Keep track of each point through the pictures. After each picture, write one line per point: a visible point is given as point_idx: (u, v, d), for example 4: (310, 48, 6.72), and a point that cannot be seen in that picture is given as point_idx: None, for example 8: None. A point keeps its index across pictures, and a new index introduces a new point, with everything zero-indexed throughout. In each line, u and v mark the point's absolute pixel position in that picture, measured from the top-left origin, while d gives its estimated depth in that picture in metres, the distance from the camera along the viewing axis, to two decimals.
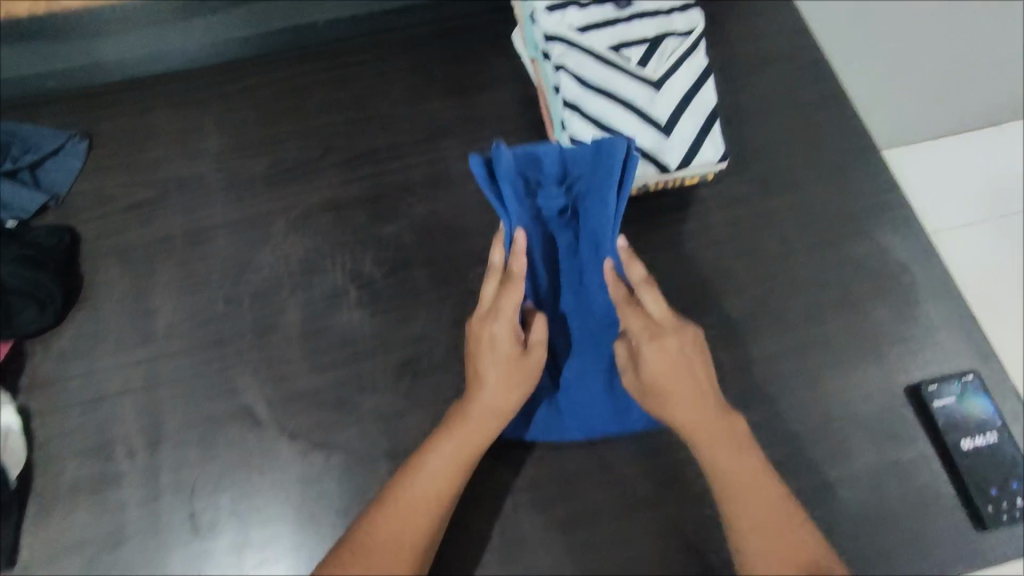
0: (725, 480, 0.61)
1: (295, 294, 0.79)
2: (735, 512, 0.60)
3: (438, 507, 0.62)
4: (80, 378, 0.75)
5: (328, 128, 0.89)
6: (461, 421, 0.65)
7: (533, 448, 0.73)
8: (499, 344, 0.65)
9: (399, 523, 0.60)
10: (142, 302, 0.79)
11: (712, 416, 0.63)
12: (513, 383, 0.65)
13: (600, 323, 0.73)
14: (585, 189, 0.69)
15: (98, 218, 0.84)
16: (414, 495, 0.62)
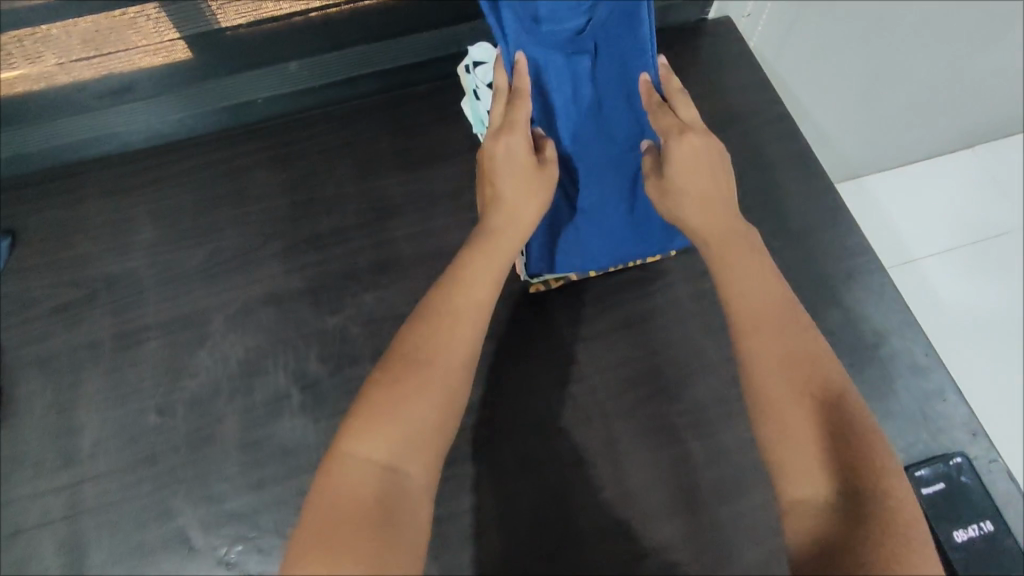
0: (744, 322, 0.53)
1: (233, 400, 0.74)
2: (778, 396, 0.49)
3: (458, 382, 0.51)
4: (1, 509, 0.70)
5: (269, 214, 0.84)
6: (490, 241, 0.59)
7: (493, 561, 0.68)
8: (517, 155, 0.62)
9: (400, 403, 0.49)
10: (68, 416, 0.74)
11: (726, 215, 0.59)
12: (540, 207, 0.62)
13: (620, 148, 0.72)
14: (604, 15, 0.66)
15: (23, 325, 0.79)
16: (417, 348, 0.52)
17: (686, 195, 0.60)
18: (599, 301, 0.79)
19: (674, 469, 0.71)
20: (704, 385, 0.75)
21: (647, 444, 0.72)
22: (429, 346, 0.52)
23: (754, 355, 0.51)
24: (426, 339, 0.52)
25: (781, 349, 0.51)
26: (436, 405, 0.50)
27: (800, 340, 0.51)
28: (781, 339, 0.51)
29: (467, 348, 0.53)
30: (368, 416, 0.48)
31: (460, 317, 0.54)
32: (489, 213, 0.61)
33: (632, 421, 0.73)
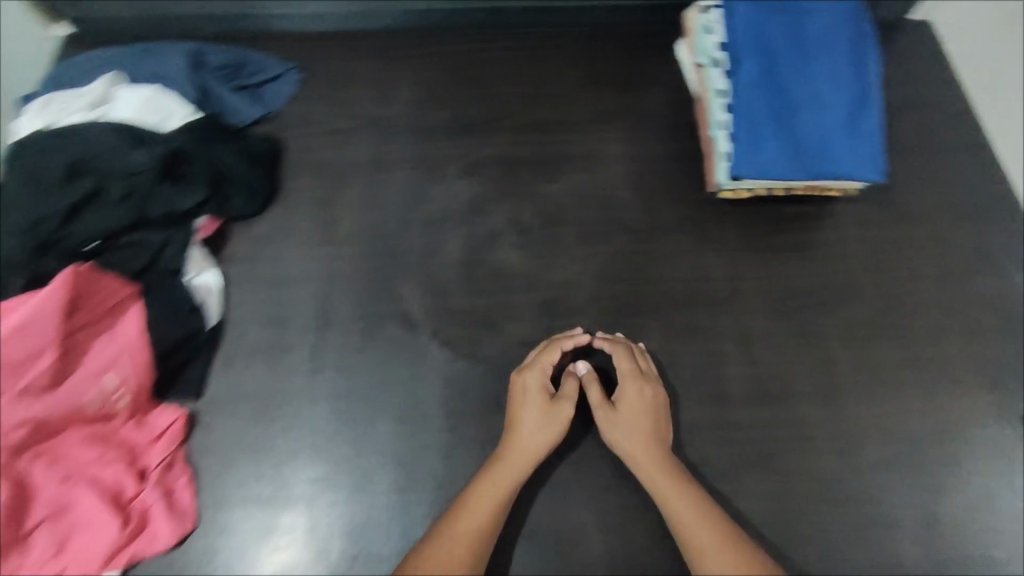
0: (692, 546, 0.65)
1: (458, 227, 0.90)
2: (705, 542, 0.65)
3: (487, 532, 0.67)
4: (270, 263, 0.87)
5: (504, 99, 1.00)
6: (503, 471, 0.70)
7: (655, 396, 0.79)
8: (534, 391, 0.75)
9: (451, 553, 0.64)
10: (329, 209, 0.91)
11: (651, 431, 0.73)
12: (539, 447, 0.72)
13: (824, 89, 0.83)
14: (812, 12, 0.86)
15: (302, 137, 0.97)
16: (470, 516, 0.67)
17: (640, 461, 0.71)
18: (776, 221, 0.90)
19: (823, 368, 0.80)
20: (859, 308, 0.84)
21: (802, 342, 0.82)
22: (473, 505, 0.68)
23: (686, 529, 0.66)
24: (463, 526, 0.66)
25: (689, 514, 0.67)
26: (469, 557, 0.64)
27: (683, 489, 0.69)
28: (660, 471, 0.70)
29: (498, 508, 0.68)
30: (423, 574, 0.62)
31: (473, 505, 0.68)
32: (506, 442, 0.72)
33: (792, 322, 0.83)
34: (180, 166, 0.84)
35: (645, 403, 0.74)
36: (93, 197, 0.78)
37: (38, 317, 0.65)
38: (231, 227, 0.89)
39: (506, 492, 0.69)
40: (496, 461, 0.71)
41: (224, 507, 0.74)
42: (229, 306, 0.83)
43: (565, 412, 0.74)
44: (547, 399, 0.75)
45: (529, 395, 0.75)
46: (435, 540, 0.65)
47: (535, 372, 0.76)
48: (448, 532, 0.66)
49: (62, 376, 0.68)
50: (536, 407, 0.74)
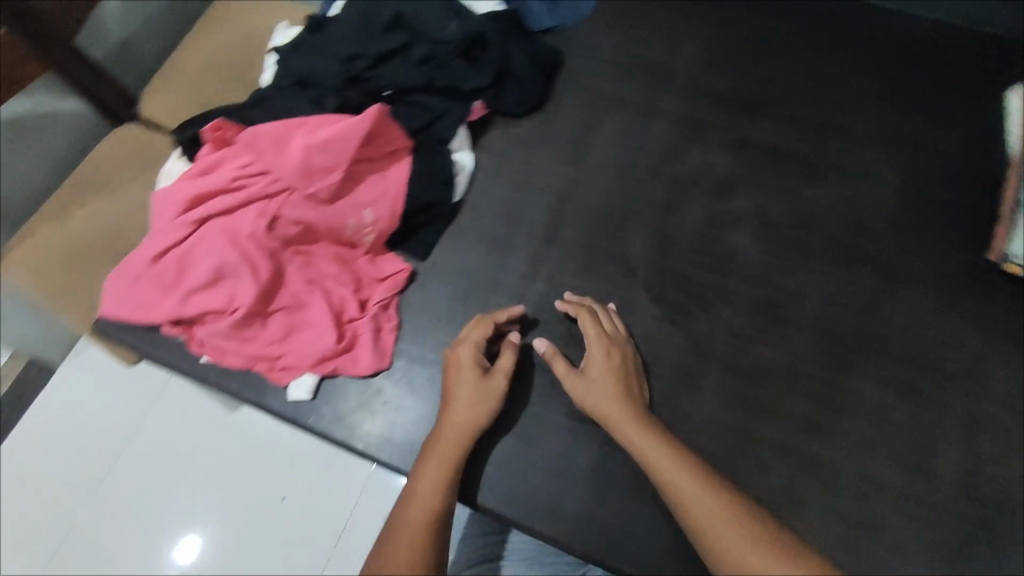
0: (687, 513, 0.62)
1: (703, 197, 0.87)
2: (698, 502, 0.62)
3: (438, 515, 0.63)
4: (519, 165, 0.90)
5: (792, 86, 0.94)
6: (447, 458, 0.67)
7: (849, 439, 0.74)
8: (467, 360, 0.73)
9: (405, 545, 0.60)
10: (586, 134, 0.92)
11: (612, 375, 0.73)
12: (472, 423, 0.70)
13: None
14: None
15: (582, 58, 0.98)
16: (416, 500, 0.64)
17: (616, 421, 0.69)
18: None
19: None
20: None
21: None
22: (427, 489, 0.65)
23: (680, 490, 0.63)
24: (415, 503, 0.64)
25: (690, 490, 0.63)
26: (432, 531, 0.62)
27: (672, 455, 0.66)
28: (633, 427, 0.68)
29: (449, 487, 0.66)
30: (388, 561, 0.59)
31: (420, 493, 0.65)
32: (442, 426, 0.70)
33: None
34: (478, 49, 0.89)
35: (613, 363, 0.74)
36: (403, 51, 0.86)
37: (337, 136, 0.75)
38: (494, 119, 0.93)
39: (451, 473, 0.67)
40: (432, 442, 0.69)
41: (414, 362, 0.79)
42: (473, 190, 0.88)
43: (498, 385, 0.73)
44: (465, 360, 0.73)
45: (456, 364, 0.73)
46: (391, 531, 0.62)
47: (467, 344, 0.74)
48: (400, 516, 0.63)
49: (337, 195, 0.77)
50: (453, 367, 0.73)
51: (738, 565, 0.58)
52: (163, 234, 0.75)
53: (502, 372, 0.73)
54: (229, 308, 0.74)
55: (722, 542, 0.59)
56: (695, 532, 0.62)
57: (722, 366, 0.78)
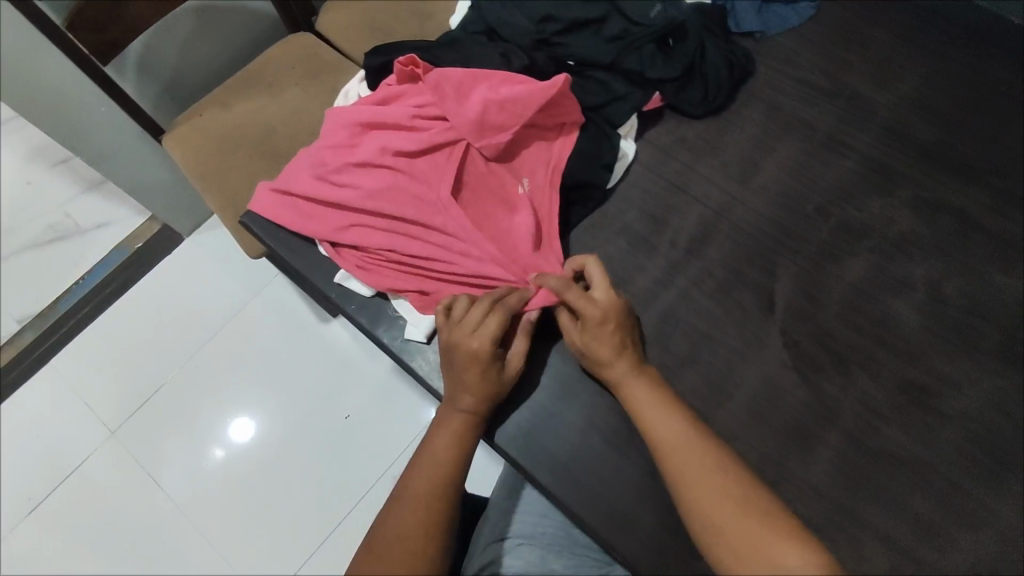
0: (671, 466, 0.60)
1: (871, 251, 0.80)
2: (686, 464, 0.59)
3: (445, 481, 0.63)
4: (680, 168, 0.86)
5: (1008, 156, 0.84)
6: (460, 425, 0.67)
7: (968, 555, 0.67)
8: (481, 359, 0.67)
9: (406, 508, 0.61)
10: (759, 152, 0.86)
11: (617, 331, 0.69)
12: (480, 402, 0.67)
13: None
14: None
15: (776, 71, 0.91)
16: (420, 466, 0.65)
17: (621, 376, 0.67)
18: None
19: None
20: None
21: None
22: (436, 453, 0.65)
23: (675, 459, 0.60)
24: (425, 466, 0.64)
25: (673, 435, 0.61)
26: (438, 494, 0.62)
27: (672, 419, 0.63)
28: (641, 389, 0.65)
29: (455, 457, 0.65)
30: (391, 524, 0.61)
31: (433, 454, 0.65)
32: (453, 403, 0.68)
33: None
34: (673, 38, 0.85)
35: (608, 318, 0.67)
36: (597, 23, 0.84)
37: (529, 99, 0.74)
38: (667, 114, 0.89)
39: (463, 440, 0.66)
40: (440, 418, 0.68)
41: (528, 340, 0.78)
42: (627, 181, 0.85)
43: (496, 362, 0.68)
44: (472, 322, 0.67)
45: (453, 332, 0.68)
46: (394, 496, 0.63)
47: (482, 306, 0.68)
48: (411, 477, 0.64)
49: (503, 153, 0.78)
50: (462, 332, 0.67)
51: (735, 549, 0.54)
52: (336, 153, 0.77)
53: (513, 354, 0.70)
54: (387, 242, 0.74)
55: (734, 538, 0.55)
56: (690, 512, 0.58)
57: (844, 434, 0.72)
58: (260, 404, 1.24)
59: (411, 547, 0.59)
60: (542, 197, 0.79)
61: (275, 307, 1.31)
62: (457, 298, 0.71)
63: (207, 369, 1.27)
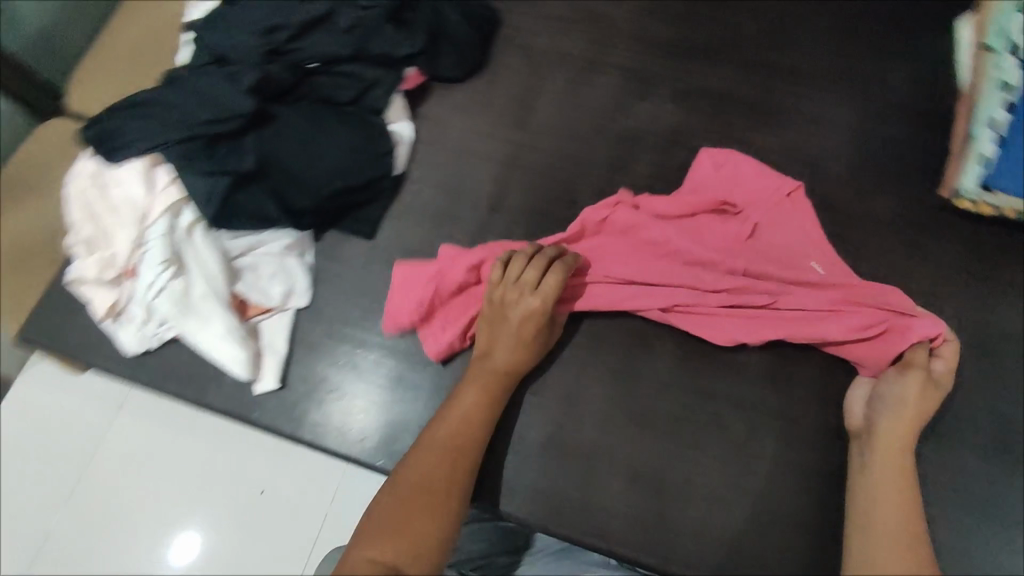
0: (883, 529, 0.60)
1: (652, 153, 0.84)
2: (885, 524, 0.60)
3: (476, 445, 0.66)
4: (460, 133, 0.86)
5: (741, 29, 0.90)
6: (484, 380, 0.69)
7: (806, 390, 0.73)
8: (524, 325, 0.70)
9: (435, 461, 0.63)
10: (528, 95, 0.88)
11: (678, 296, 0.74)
12: (520, 362, 0.70)
13: None
14: None
15: (521, 12, 0.92)
16: (442, 428, 0.66)
17: (875, 467, 0.64)
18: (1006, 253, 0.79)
19: (999, 423, 0.73)
20: None
21: (987, 391, 0.74)
22: (466, 413, 0.67)
23: (877, 518, 0.61)
24: (454, 424, 0.66)
25: (913, 519, 0.60)
26: (460, 458, 0.64)
27: (901, 490, 0.62)
28: (891, 463, 0.64)
29: (482, 419, 0.67)
30: (412, 471, 0.63)
31: (463, 412, 0.67)
32: (490, 357, 0.70)
33: (979, 364, 0.75)
34: (406, 11, 0.84)
35: (893, 431, 0.65)
36: (326, 19, 0.81)
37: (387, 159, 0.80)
38: (431, 86, 0.88)
39: (490, 399, 0.68)
40: (478, 367, 0.70)
41: (360, 347, 0.77)
42: (413, 162, 0.85)
43: (532, 330, 0.69)
44: (513, 288, 0.70)
45: (507, 287, 0.70)
46: (421, 442, 0.65)
47: (534, 265, 0.70)
48: (440, 431, 0.66)
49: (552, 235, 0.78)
50: (516, 289, 0.70)
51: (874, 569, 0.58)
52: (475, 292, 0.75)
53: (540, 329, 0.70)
54: (420, 293, 0.74)
55: (880, 559, 0.58)
56: (857, 541, 0.60)
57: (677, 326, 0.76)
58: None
59: (429, 508, 0.60)
60: (811, 293, 0.73)
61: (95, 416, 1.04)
62: (507, 263, 0.71)
63: None
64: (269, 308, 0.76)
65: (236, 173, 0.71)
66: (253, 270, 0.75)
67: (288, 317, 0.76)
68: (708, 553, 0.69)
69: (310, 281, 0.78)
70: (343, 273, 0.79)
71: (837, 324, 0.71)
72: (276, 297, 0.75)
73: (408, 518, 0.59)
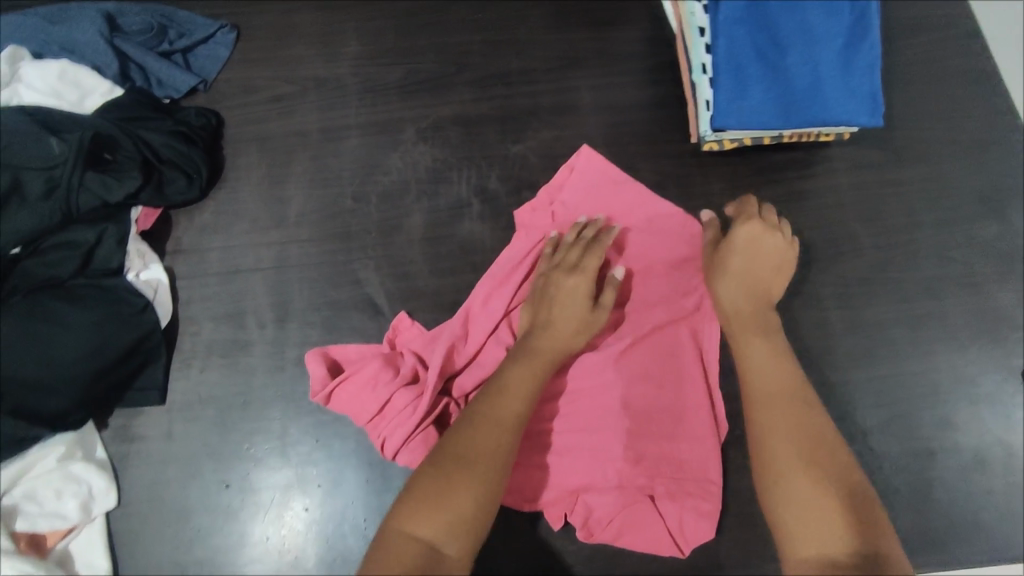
0: (784, 480, 0.58)
1: (421, 200, 0.82)
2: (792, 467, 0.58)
3: (517, 431, 0.61)
4: (220, 254, 0.80)
5: (462, 48, 0.90)
6: (534, 362, 0.67)
7: (651, 378, 0.72)
8: (574, 293, 0.70)
9: (486, 446, 0.59)
10: (277, 188, 0.83)
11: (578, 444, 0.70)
12: (573, 321, 0.69)
13: (819, 24, 0.74)
14: None
15: (241, 108, 0.87)
16: (488, 411, 0.62)
17: (778, 419, 0.61)
18: (763, 172, 0.83)
19: (814, 329, 0.76)
20: (849, 265, 0.79)
21: (793, 305, 0.77)
22: (511, 389, 0.64)
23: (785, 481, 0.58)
24: (498, 405, 0.62)
25: (824, 488, 0.56)
26: (508, 435, 0.61)
27: (777, 364, 0.66)
28: (757, 341, 0.68)
29: (528, 398, 0.64)
30: (458, 444, 0.58)
31: (518, 394, 0.63)
32: (537, 333, 0.69)
33: (780, 282, 0.78)
34: (106, 151, 0.77)
35: (751, 273, 0.70)
36: (14, 192, 0.72)
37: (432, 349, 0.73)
38: (172, 215, 0.81)
39: (535, 376, 0.66)
40: (526, 352, 0.67)
41: (190, 519, 0.69)
42: (179, 303, 0.77)
43: (587, 303, 0.70)
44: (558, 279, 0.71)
45: (552, 272, 0.72)
46: (477, 415, 0.61)
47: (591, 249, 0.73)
48: (488, 412, 0.62)
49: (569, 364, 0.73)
50: (561, 271, 0.72)
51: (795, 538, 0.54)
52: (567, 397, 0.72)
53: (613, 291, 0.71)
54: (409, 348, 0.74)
55: (779, 465, 0.59)
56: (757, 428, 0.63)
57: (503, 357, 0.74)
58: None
59: (468, 490, 0.56)
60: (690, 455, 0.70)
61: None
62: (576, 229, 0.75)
63: None
64: (69, 527, 0.67)
65: None
66: (33, 496, 0.66)
67: (97, 524, 0.68)
68: (606, 568, 0.70)
69: (108, 476, 0.69)
70: (146, 451, 0.72)
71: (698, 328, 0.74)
72: (73, 513, 0.67)
73: (441, 499, 0.55)
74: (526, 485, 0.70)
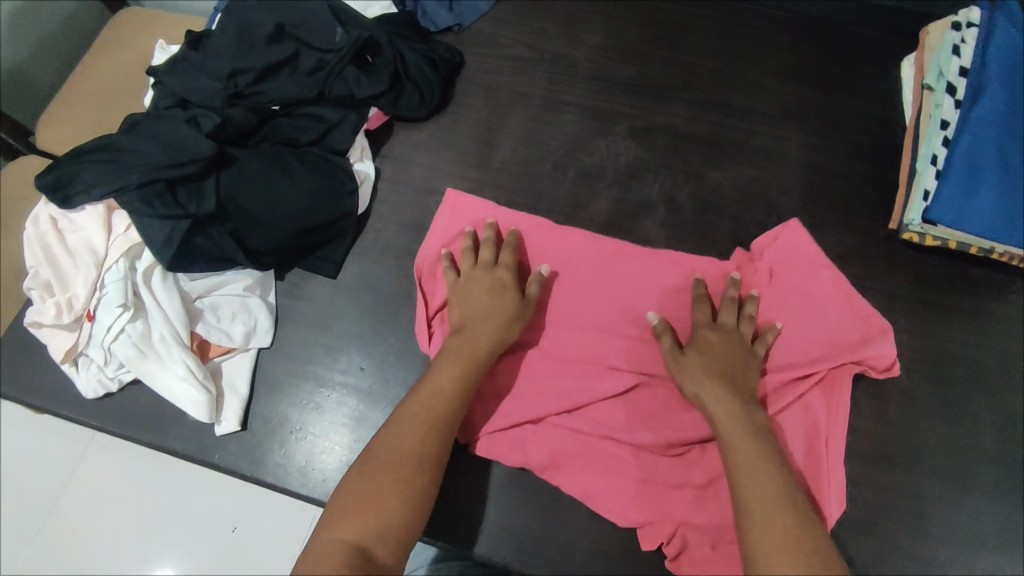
0: None
1: (612, 189, 0.86)
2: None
3: (431, 451, 0.62)
4: (423, 172, 0.87)
5: (694, 69, 0.94)
6: (459, 355, 0.68)
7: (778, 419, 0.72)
8: (499, 281, 0.73)
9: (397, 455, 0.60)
10: (490, 134, 0.90)
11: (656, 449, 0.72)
12: (497, 324, 0.70)
13: None
14: None
15: (482, 56, 0.95)
16: (412, 413, 0.64)
17: (747, 488, 0.60)
18: (958, 280, 0.80)
19: (961, 451, 0.73)
20: (1017, 401, 0.75)
21: (946, 418, 0.75)
22: (442, 387, 0.66)
23: None
24: (423, 399, 0.65)
25: None
26: (425, 453, 0.61)
27: (758, 461, 0.61)
28: (749, 433, 0.63)
29: (451, 401, 0.65)
30: (383, 447, 0.61)
31: (438, 386, 0.66)
32: (461, 330, 0.70)
33: (939, 391, 0.76)
34: (369, 54, 0.86)
35: (716, 348, 0.70)
36: (290, 61, 0.82)
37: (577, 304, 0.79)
38: (395, 125, 0.90)
39: (466, 374, 0.67)
40: (451, 343, 0.69)
41: (322, 386, 0.76)
42: (376, 200, 0.85)
43: (514, 292, 0.72)
44: (667, 347, 0.71)
45: (469, 272, 0.74)
46: (396, 419, 0.63)
47: (748, 321, 0.73)
48: (409, 410, 0.64)
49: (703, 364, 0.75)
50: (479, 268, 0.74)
51: None
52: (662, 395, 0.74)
53: (767, 346, 0.73)
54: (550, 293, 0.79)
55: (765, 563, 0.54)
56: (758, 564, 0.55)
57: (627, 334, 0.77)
58: (147, 561, 1.08)
59: (386, 505, 0.57)
60: None
61: (102, 458, 1.14)
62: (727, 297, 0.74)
63: (50, 549, 1.09)
64: (230, 347, 0.75)
65: (198, 215, 0.70)
66: (215, 310, 0.75)
67: (251, 355, 0.76)
68: None
69: (272, 319, 0.77)
70: (306, 312, 0.79)
71: (821, 404, 0.73)
72: (238, 337, 0.74)
73: (366, 504, 0.57)
74: (591, 485, 0.70)
